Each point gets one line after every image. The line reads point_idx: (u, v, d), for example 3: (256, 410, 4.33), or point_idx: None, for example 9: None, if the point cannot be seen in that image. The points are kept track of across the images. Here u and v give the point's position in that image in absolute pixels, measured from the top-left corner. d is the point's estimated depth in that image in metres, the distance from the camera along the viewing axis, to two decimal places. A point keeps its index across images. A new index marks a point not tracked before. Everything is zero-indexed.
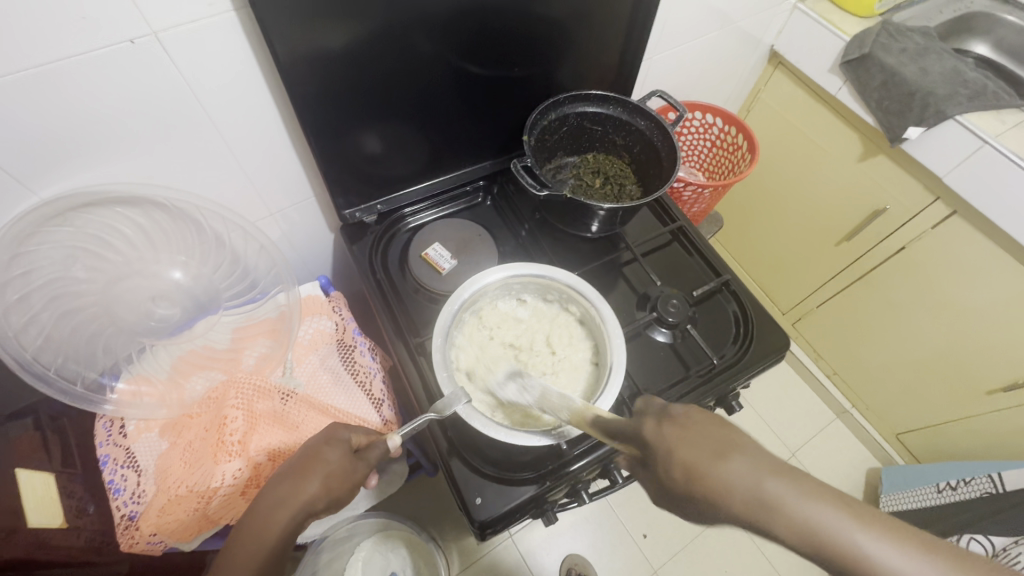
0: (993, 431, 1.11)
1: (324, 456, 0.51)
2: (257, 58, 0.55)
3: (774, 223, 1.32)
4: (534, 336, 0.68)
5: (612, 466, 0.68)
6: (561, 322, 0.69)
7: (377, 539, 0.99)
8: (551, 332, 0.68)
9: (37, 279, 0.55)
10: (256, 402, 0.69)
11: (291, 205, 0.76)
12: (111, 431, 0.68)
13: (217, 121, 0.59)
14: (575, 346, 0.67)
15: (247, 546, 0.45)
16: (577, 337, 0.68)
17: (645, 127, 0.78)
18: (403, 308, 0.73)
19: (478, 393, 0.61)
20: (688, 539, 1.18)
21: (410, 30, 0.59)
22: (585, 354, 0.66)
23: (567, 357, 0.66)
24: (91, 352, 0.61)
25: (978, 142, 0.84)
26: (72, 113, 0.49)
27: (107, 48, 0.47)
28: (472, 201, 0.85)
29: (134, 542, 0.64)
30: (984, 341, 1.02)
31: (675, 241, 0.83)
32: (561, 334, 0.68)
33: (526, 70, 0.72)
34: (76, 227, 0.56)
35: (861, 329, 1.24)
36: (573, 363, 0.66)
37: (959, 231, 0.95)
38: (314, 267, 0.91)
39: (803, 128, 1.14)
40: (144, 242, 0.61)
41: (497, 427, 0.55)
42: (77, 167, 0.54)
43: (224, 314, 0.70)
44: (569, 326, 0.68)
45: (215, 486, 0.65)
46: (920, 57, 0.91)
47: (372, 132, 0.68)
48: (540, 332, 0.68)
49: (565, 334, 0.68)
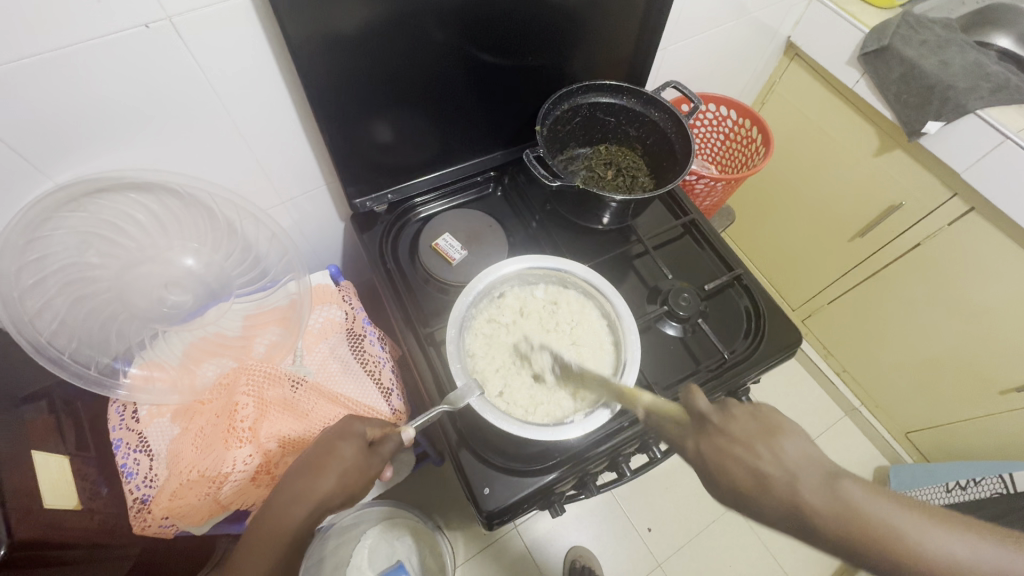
0: (1006, 432, 1.09)
1: (340, 452, 0.51)
2: (269, 45, 0.55)
3: (787, 219, 1.31)
4: (538, 316, 0.66)
5: (621, 458, 0.69)
6: (553, 293, 0.68)
7: (383, 527, 1.00)
8: (570, 318, 0.66)
9: (51, 265, 0.56)
10: (267, 389, 0.69)
11: (302, 193, 0.76)
12: (124, 415, 0.69)
13: (230, 107, 0.58)
14: (578, 305, 0.67)
15: (267, 543, 0.48)
16: (575, 297, 0.68)
17: (659, 118, 0.77)
18: (413, 298, 0.73)
19: (515, 409, 0.59)
20: (692, 533, 1.18)
21: (422, 17, 0.58)
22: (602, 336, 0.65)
23: (579, 322, 0.66)
24: (103, 337, 0.62)
25: (998, 137, 0.82)
26: (89, 98, 0.50)
27: (124, 32, 0.47)
28: (483, 191, 0.85)
29: (146, 525, 0.66)
30: (998, 341, 1.01)
31: (686, 234, 0.82)
32: (558, 300, 0.67)
33: (538, 60, 0.71)
34: (90, 212, 0.57)
35: (874, 327, 1.22)
36: (583, 323, 0.66)
37: (976, 229, 0.93)
38: (325, 256, 0.91)
39: (819, 121, 1.12)
40: (156, 228, 0.62)
41: (536, 429, 0.55)
42: (91, 152, 0.54)
43: (236, 301, 0.71)
44: (563, 294, 0.68)
45: (226, 472, 0.65)
46: (941, 49, 0.89)
47: (383, 121, 0.68)
48: (540, 309, 0.66)
49: (583, 321, 0.66)
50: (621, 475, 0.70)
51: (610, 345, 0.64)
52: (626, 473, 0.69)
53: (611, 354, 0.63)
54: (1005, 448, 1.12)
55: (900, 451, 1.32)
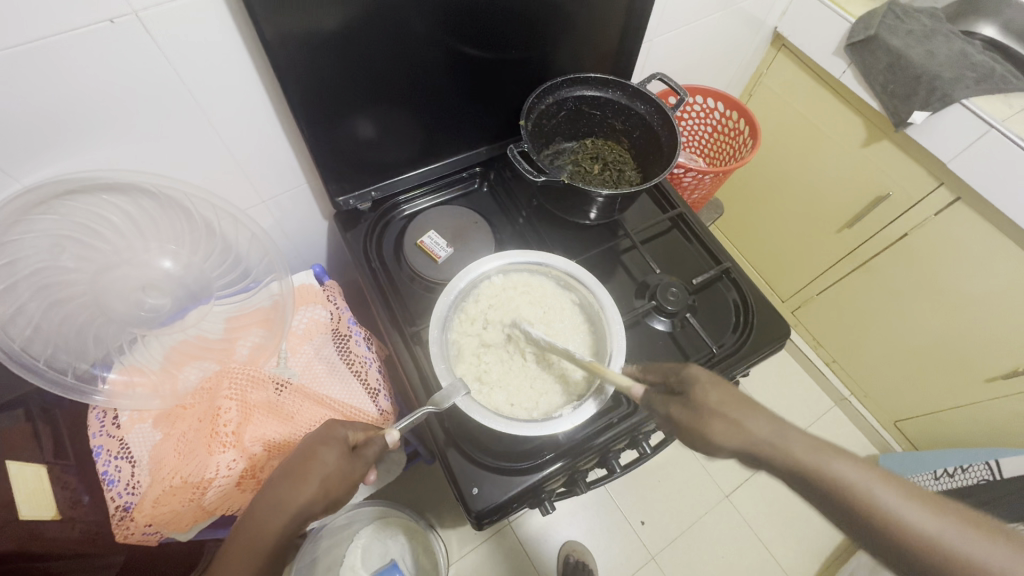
0: (993, 419, 1.11)
1: (321, 457, 0.50)
2: (245, 43, 0.54)
3: (775, 211, 1.31)
4: (513, 303, 0.65)
5: (610, 456, 0.69)
6: (520, 282, 0.67)
7: (376, 526, 1.00)
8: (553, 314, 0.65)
9: (23, 269, 0.54)
10: (249, 392, 0.67)
11: (283, 192, 0.75)
12: (104, 422, 0.67)
13: (204, 104, 0.57)
14: (550, 291, 0.67)
15: (242, 556, 0.47)
16: (545, 282, 0.67)
17: (645, 111, 0.76)
18: (398, 296, 0.72)
19: (517, 409, 0.59)
20: (686, 525, 1.19)
21: (404, 11, 0.57)
22: (584, 331, 0.64)
23: (549, 308, 0.65)
24: (80, 343, 0.60)
25: (984, 127, 0.82)
26: (61, 96, 0.48)
27: (88, 27, 0.45)
28: (468, 188, 0.83)
29: (129, 533, 0.64)
30: (985, 328, 1.01)
31: (674, 228, 0.82)
32: (530, 284, 0.67)
33: (523, 53, 0.70)
34: (61, 215, 0.55)
35: (863, 318, 1.23)
36: (554, 307, 0.66)
37: (961, 218, 0.94)
38: (309, 257, 0.90)
39: (807, 113, 1.11)
40: (131, 229, 0.61)
41: (524, 425, 0.54)
42: (62, 152, 0.53)
43: (217, 303, 0.69)
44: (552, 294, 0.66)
45: (209, 477, 0.64)
46: (926, 39, 0.89)
47: (366, 117, 0.67)
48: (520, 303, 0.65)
49: (566, 316, 0.65)
50: (611, 472, 0.69)
51: (582, 325, 0.65)
52: (616, 470, 0.69)
53: (590, 342, 0.63)
54: (990, 435, 1.13)
55: (889, 439, 1.34)
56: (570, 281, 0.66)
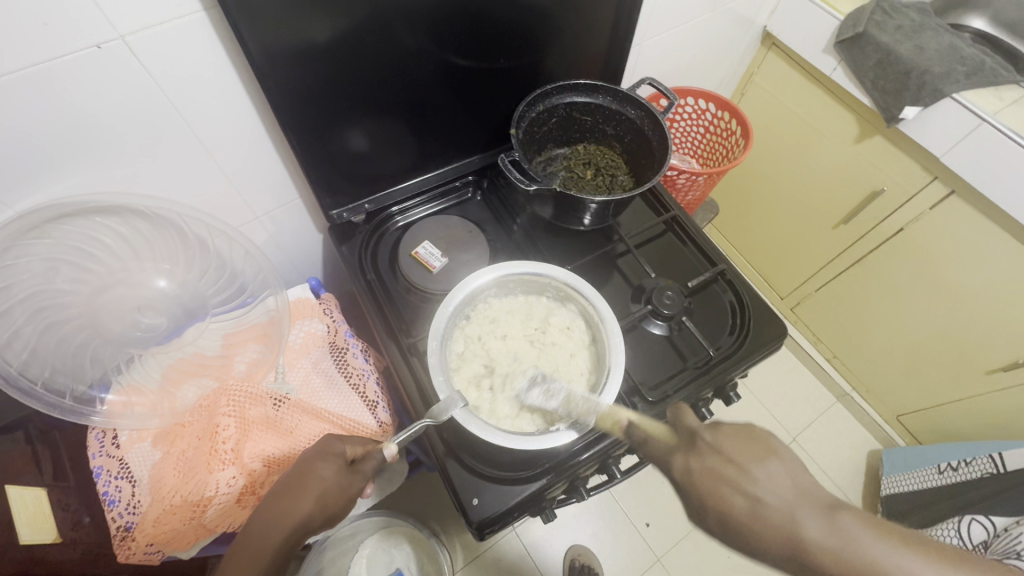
0: (995, 410, 1.10)
1: (318, 472, 0.51)
2: (232, 60, 0.54)
3: (769, 207, 1.31)
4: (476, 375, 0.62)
5: (610, 461, 0.69)
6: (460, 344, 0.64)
7: (380, 536, 0.99)
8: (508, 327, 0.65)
9: (18, 293, 0.54)
10: (248, 409, 0.68)
11: (278, 206, 0.75)
12: (103, 442, 0.67)
13: (194, 122, 0.57)
14: (476, 326, 0.65)
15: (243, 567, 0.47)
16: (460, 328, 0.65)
17: (636, 116, 0.76)
18: (394, 308, 0.72)
19: (576, 377, 0.62)
20: (691, 525, 1.18)
21: (391, 24, 0.57)
22: (546, 297, 0.68)
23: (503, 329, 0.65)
24: (78, 364, 0.60)
25: (975, 120, 0.82)
26: (52, 120, 0.48)
27: (75, 52, 0.45)
28: (462, 197, 0.84)
29: (131, 553, 0.64)
30: (985, 320, 1.01)
31: (668, 231, 0.82)
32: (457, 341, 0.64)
33: (512, 62, 0.71)
34: (55, 238, 0.55)
35: (862, 312, 1.22)
36: (491, 319, 0.66)
37: (958, 212, 0.94)
38: (304, 269, 0.90)
39: (798, 111, 1.12)
40: (126, 250, 0.61)
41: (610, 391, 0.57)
42: (55, 176, 0.53)
43: (213, 320, 0.69)
44: (495, 305, 0.67)
45: (210, 495, 0.64)
46: (915, 34, 0.89)
47: (358, 130, 0.67)
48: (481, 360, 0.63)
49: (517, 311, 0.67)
50: (612, 477, 0.69)
51: (539, 294, 0.68)
52: (617, 475, 0.69)
53: (555, 295, 0.68)
54: (991, 428, 1.13)
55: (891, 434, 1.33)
56: (501, 285, 0.66)
